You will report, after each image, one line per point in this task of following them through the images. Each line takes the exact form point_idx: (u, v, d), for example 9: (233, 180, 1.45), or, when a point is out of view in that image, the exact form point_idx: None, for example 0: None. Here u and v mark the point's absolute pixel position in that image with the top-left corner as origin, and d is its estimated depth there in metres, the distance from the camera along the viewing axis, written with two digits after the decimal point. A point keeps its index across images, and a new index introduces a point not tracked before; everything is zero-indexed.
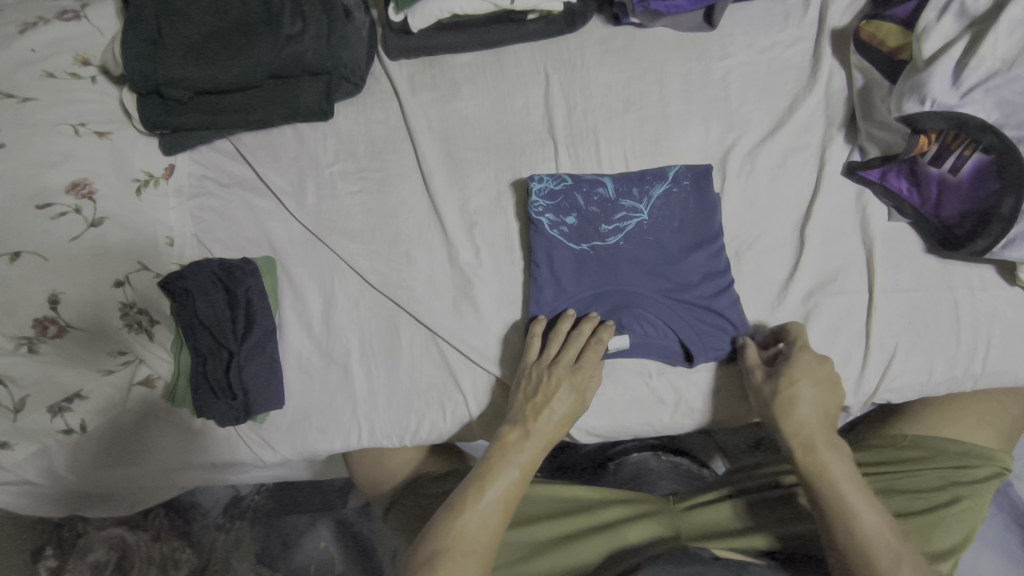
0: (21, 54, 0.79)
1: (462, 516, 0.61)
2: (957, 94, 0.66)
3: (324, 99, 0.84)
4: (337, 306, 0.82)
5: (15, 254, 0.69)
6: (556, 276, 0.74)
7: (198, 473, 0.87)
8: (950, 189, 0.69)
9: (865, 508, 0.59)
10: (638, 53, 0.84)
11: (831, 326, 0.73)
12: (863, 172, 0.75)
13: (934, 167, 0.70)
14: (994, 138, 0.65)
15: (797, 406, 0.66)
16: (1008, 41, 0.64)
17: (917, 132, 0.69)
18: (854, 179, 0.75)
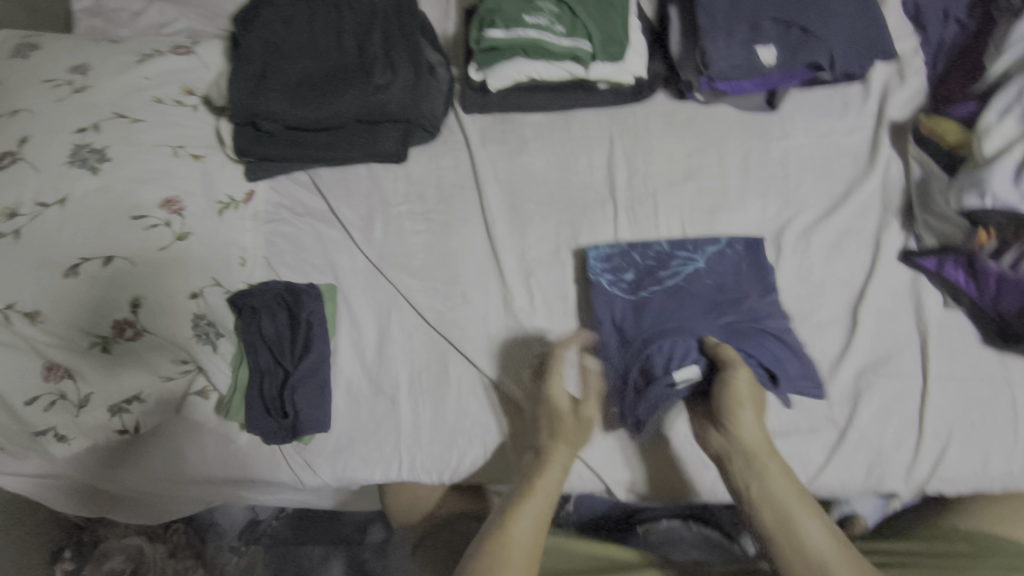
0: (137, 82, 0.88)
1: (509, 526, 0.62)
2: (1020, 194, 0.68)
3: (400, 142, 0.90)
4: (391, 338, 0.85)
5: (108, 258, 0.74)
6: (619, 328, 0.77)
7: (218, 488, 0.88)
8: (1010, 284, 0.70)
9: (810, 522, 0.61)
10: (701, 127, 0.89)
11: (882, 409, 0.72)
12: (920, 260, 0.76)
13: (993, 262, 0.71)
14: None
15: (743, 420, 0.67)
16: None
17: (976, 225, 0.71)
18: (909, 265, 0.77)
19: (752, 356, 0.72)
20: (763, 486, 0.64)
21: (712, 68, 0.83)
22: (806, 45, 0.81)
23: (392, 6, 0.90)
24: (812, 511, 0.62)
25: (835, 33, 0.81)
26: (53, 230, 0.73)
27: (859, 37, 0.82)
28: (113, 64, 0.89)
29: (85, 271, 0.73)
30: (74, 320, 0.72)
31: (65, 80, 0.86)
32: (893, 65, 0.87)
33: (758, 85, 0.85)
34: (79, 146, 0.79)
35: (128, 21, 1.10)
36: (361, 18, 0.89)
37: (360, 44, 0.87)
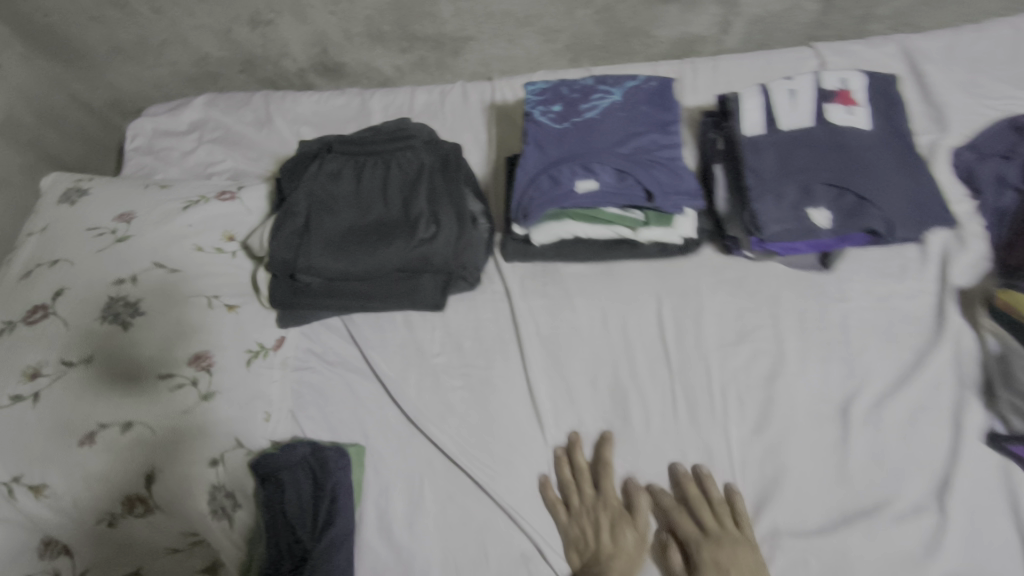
0: (180, 229, 0.87)
1: None
2: None
3: (440, 293, 0.87)
4: (423, 512, 0.77)
5: (127, 424, 0.69)
6: (539, 147, 0.87)
7: None
8: None
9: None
10: (752, 286, 0.85)
11: None
12: (1011, 446, 0.69)
13: None
14: None
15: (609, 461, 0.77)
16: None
17: None
18: (998, 450, 0.70)
19: (637, 179, 0.82)
20: (700, 554, 0.67)
21: (764, 231, 0.80)
22: (860, 212, 0.79)
23: (438, 160, 0.91)
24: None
25: (893, 201, 0.79)
26: (73, 394, 0.70)
27: (915, 205, 0.79)
28: (157, 212, 0.89)
29: (101, 439, 0.68)
30: (83, 495, 0.67)
31: (109, 228, 0.86)
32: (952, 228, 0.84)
33: (812, 247, 0.82)
34: (112, 300, 0.77)
35: (176, 159, 1.13)
36: (407, 172, 0.89)
37: (405, 197, 0.86)
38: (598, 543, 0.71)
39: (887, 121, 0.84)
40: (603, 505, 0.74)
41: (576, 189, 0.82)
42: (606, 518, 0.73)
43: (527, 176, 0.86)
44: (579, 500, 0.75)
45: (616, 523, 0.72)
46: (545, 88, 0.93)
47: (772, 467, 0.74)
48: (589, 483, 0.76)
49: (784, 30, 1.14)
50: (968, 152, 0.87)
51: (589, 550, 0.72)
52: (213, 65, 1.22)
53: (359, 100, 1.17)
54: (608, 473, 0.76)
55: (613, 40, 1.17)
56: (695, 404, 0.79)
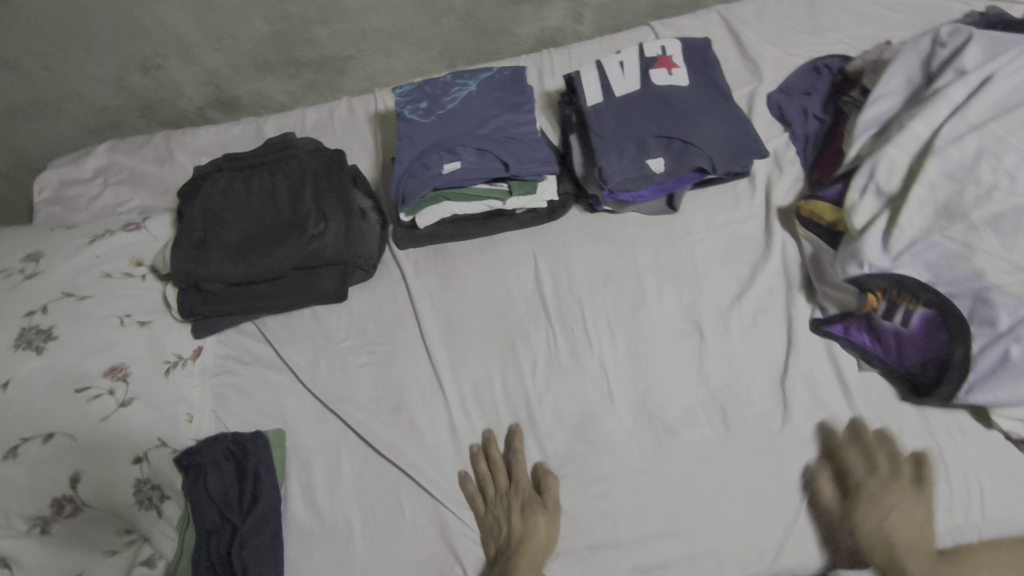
0: (87, 261, 0.93)
1: None
2: (890, 258, 0.75)
3: (339, 284, 0.95)
4: (342, 476, 0.85)
5: (49, 434, 0.76)
6: (411, 139, 0.96)
7: None
8: (908, 341, 0.75)
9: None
10: (614, 234, 0.97)
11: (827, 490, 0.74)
12: (828, 327, 0.81)
13: (887, 321, 0.76)
14: (932, 295, 0.73)
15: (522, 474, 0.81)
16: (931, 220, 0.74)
17: (863, 291, 0.77)
18: (821, 334, 0.82)
19: (495, 155, 0.93)
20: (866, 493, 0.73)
21: (610, 182, 0.91)
22: (688, 155, 0.91)
23: (322, 164, 1.00)
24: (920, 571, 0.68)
25: (712, 141, 0.92)
26: None
27: (733, 144, 0.93)
28: (64, 248, 0.94)
29: (25, 452, 0.74)
30: (13, 504, 0.73)
31: (17, 268, 0.90)
32: (771, 158, 0.97)
33: (656, 191, 0.94)
34: (26, 329, 0.83)
35: (86, 206, 1.19)
36: (293, 178, 0.97)
37: (294, 201, 0.95)
38: (510, 526, 0.77)
39: (704, 77, 0.98)
40: (517, 498, 0.79)
41: (444, 171, 0.92)
42: (518, 503, 0.79)
43: (402, 165, 0.95)
44: (495, 490, 0.81)
45: (528, 507, 0.78)
46: (410, 89, 1.02)
47: (643, 384, 0.84)
48: (504, 474, 0.81)
49: (630, 13, 1.28)
50: (780, 94, 1.01)
51: (503, 536, 0.77)
52: (112, 114, 1.28)
53: (254, 127, 1.26)
54: (520, 462, 0.81)
55: (482, 42, 1.28)
56: (576, 343, 0.88)
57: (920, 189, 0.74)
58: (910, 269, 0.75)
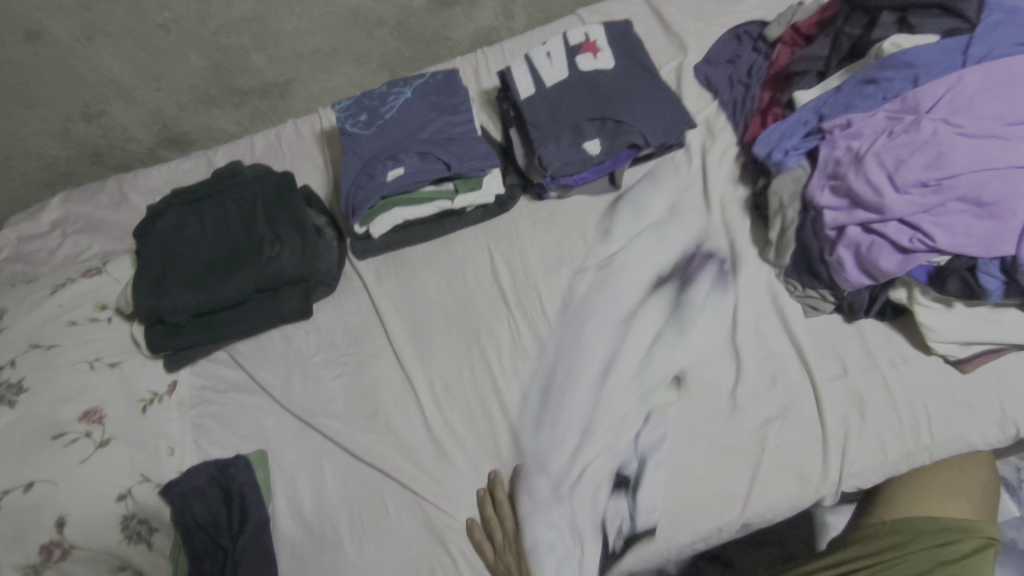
0: (50, 311, 0.94)
1: None
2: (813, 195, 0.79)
3: (303, 301, 0.97)
4: (326, 486, 0.87)
5: (29, 484, 0.77)
6: (355, 152, 0.98)
7: None
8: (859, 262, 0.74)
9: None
10: (562, 218, 1.00)
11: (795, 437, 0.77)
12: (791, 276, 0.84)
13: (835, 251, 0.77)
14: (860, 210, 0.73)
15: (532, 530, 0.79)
16: (837, 152, 0.78)
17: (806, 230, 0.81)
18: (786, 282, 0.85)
19: (437, 156, 0.95)
20: None
21: (550, 168, 0.94)
22: (622, 132, 0.94)
23: (271, 187, 1.02)
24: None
25: (643, 117, 0.95)
26: None
27: (665, 116, 0.96)
28: (27, 302, 0.95)
29: (7, 503, 0.75)
30: (2, 555, 0.74)
31: None
32: (703, 127, 1.01)
33: (597, 172, 0.97)
34: None
35: (45, 258, 1.19)
36: (245, 204, 0.99)
37: (247, 226, 0.97)
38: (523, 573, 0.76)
39: (630, 57, 1.01)
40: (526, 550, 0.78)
41: (390, 177, 0.94)
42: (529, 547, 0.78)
43: (349, 178, 0.97)
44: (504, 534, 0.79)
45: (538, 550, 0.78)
46: (348, 103, 1.04)
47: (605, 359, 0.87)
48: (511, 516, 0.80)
49: (560, 4, 1.31)
50: (705, 64, 1.05)
51: None
52: (63, 165, 1.28)
53: (206, 160, 1.27)
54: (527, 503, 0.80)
55: (420, 50, 1.31)
56: (537, 328, 0.91)
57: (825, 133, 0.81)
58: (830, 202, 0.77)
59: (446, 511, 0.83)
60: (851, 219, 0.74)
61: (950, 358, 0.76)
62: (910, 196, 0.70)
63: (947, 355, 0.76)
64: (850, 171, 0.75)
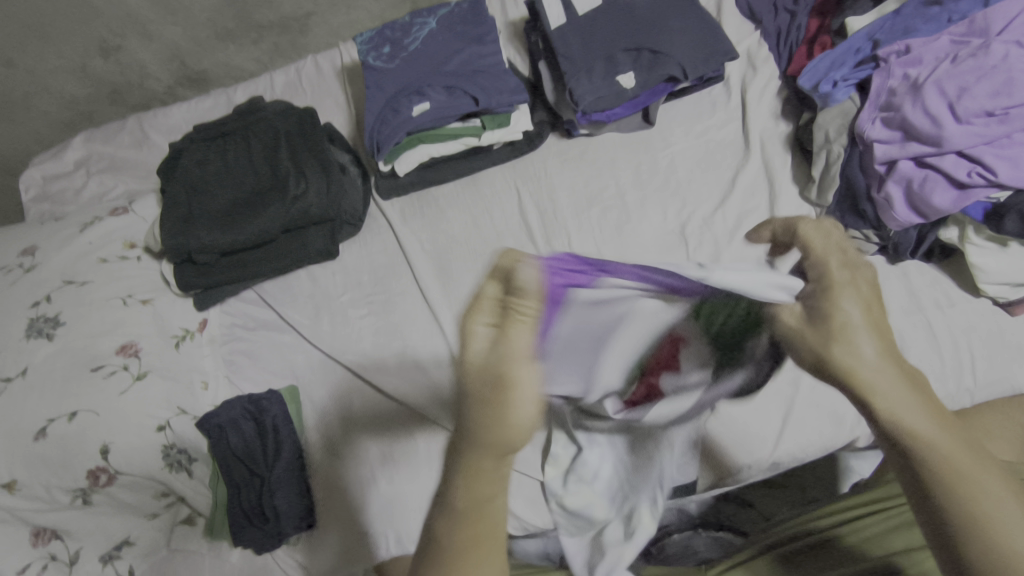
0: (81, 248, 0.94)
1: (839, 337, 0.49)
2: (864, 128, 0.74)
3: (329, 241, 0.96)
4: (358, 421, 0.89)
5: (73, 413, 0.79)
6: (378, 85, 0.95)
7: None
8: (911, 202, 0.70)
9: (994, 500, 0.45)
10: (593, 156, 0.97)
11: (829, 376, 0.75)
12: (838, 216, 0.79)
13: (886, 188, 0.72)
14: (916, 144, 0.69)
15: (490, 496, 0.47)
16: (892, 80, 0.73)
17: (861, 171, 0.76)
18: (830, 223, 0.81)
19: (464, 90, 0.92)
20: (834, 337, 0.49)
21: (582, 103, 0.89)
22: (658, 63, 0.89)
23: (293, 124, 1.00)
24: (931, 414, 0.48)
25: (681, 48, 0.90)
26: (17, 402, 0.79)
27: (704, 47, 0.91)
28: (56, 238, 0.95)
29: (53, 431, 0.78)
30: (53, 479, 0.78)
31: (16, 263, 0.91)
32: (744, 60, 0.96)
33: (630, 108, 0.93)
34: (34, 319, 0.84)
35: (72, 198, 1.19)
36: (268, 141, 0.98)
37: (271, 163, 0.96)
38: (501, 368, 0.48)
39: None
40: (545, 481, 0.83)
41: (415, 113, 0.92)
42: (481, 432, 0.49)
43: (372, 111, 0.94)
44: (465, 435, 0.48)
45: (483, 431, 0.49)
46: (370, 35, 1.00)
47: None
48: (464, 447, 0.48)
49: None
50: None
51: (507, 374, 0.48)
52: (84, 104, 1.27)
53: (226, 98, 1.25)
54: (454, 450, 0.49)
55: None
56: None
57: (879, 61, 0.77)
58: (880, 136, 0.72)
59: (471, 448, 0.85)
60: (903, 152, 0.70)
61: (1000, 301, 0.74)
62: (972, 127, 0.66)
63: (996, 297, 0.73)
64: (906, 100, 0.71)
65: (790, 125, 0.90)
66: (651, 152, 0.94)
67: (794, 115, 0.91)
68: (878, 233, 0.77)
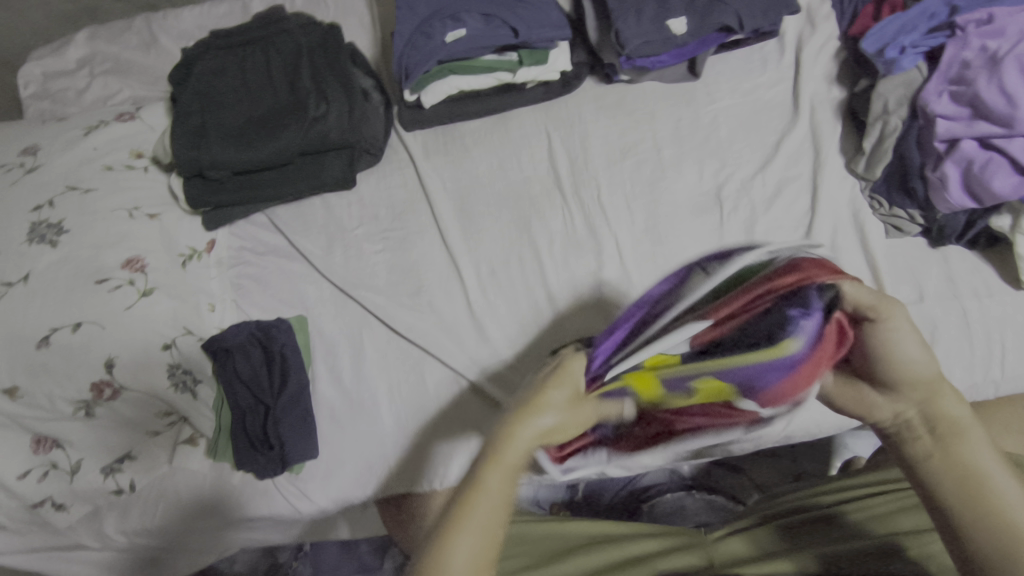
0: (85, 153, 0.88)
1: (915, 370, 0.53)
2: (931, 101, 0.71)
3: (347, 169, 0.92)
4: (366, 358, 0.87)
5: (77, 324, 0.77)
6: (411, 5, 0.89)
7: (224, 533, 0.90)
8: (973, 182, 0.68)
9: (1016, 493, 0.49)
10: (630, 104, 0.92)
11: None
12: (884, 193, 0.78)
13: (949, 168, 0.69)
14: (991, 124, 0.67)
15: (453, 552, 0.43)
16: (967, 51, 0.70)
17: (919, 146, 0.74)
18: (873, 198, 0.79)
19: (502, 18, 0.86)
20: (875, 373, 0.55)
21: (627, 47, 0.83)
22: (714, 10, 0.84)
23: (316, 40, 0.94)
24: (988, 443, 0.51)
25: None
26: (20, 308, 0.76)
27: None
28: (59, 140, 0.89)
29: (56, 341, 0.76)
30: (55, 389, 0.77)
31: (17, 163, 0.85)
32: (803, 15, 0.90)
33: (676, 57, 0.87)
34: (35, 223, 0.80)
35: (74, 99, 1.13)
36: (289, 57, 0.92)
37: (290, 80, 0.90)
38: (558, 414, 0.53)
39: None
40: None
41: (447, 41, 0.86)
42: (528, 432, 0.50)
43: (402, 33, 0.87)
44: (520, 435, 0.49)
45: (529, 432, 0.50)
46: None
47: (661, 260, 0.83)
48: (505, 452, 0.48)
49: None
50: None
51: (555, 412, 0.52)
52: None
53: (241, 5, 1.16)
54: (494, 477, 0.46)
55: None
56: (592, 220, 0.86)
57: (956, 28, 0.72)
58: (947, 112, 0.70)
59: (478, 394, 0.84)
60: (969, 131, 0.68)
61: None
62: None
63: None
64: (981, 75, 0.68)
65: (844, 91, 0.86)
66: (692, 107, 0.90)
67: (850, 80, 0.86)
68: (925, 214, 0.75)
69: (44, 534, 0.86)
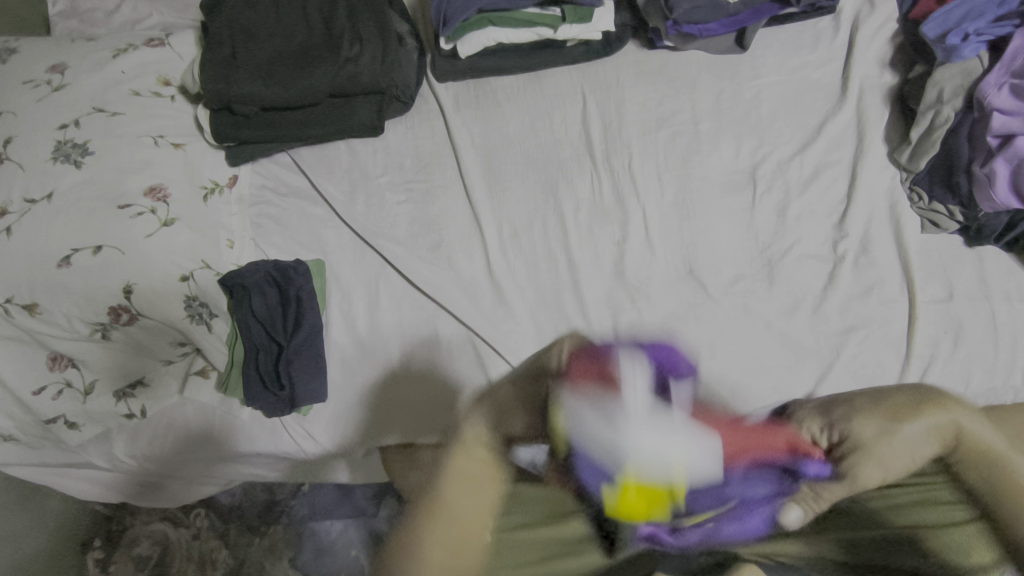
0: (112, 75, 0.87)
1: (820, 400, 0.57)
2: (991, 93, 0.70)
3: (375, 116, 0.89)
4: (381, 307, 0.87)
5: (97, 247, 0.77)
6: None
7: (235, 468, 0.93)
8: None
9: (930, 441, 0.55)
10: (671, 73, 0.89)
11: (874, 354, 0.73)
12: (928, 186, 0.76)
13: (1001, 164, 0.68)
14: None
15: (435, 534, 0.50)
16: None
17: (970, 142, 0.73)
18: (912, 189, 0.78)
19: None
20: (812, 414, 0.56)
21: (676, 11, 0.80)
22: None
23: None
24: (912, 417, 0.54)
25: None
26: (43, 226, 0.76)
27: None
28: (87, 59, 0.87)
29: (77, 262, 0.76)
30: (74, 309, 0.77)
31: (43, 80, 0.84)
32: None
33: (726, 26, 0.83)
34: (61, 142, 0.80)
35: (102, 19, 1.10)
36: None
37: (326, 19, 0.88)
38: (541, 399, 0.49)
39: None
40: None
41: None
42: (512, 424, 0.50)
43: None
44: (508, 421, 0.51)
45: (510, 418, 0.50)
46: None
47: (688, 236, 0.81)
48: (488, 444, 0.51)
49: None
50: None
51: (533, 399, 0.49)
52: None
53: None
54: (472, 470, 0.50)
55: None
56: (620, 189, 0.85)
57: None
58: (1005, 105, 0.69)
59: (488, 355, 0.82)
60: None
61: None
62: None
63: None
64: None
65: (896, 77, 0.83)
66: (736, 80, 0.86)
67: (904, 66, 0.83)
68: (965, 212, 0.74)
69: (56, 449, 0.88)
